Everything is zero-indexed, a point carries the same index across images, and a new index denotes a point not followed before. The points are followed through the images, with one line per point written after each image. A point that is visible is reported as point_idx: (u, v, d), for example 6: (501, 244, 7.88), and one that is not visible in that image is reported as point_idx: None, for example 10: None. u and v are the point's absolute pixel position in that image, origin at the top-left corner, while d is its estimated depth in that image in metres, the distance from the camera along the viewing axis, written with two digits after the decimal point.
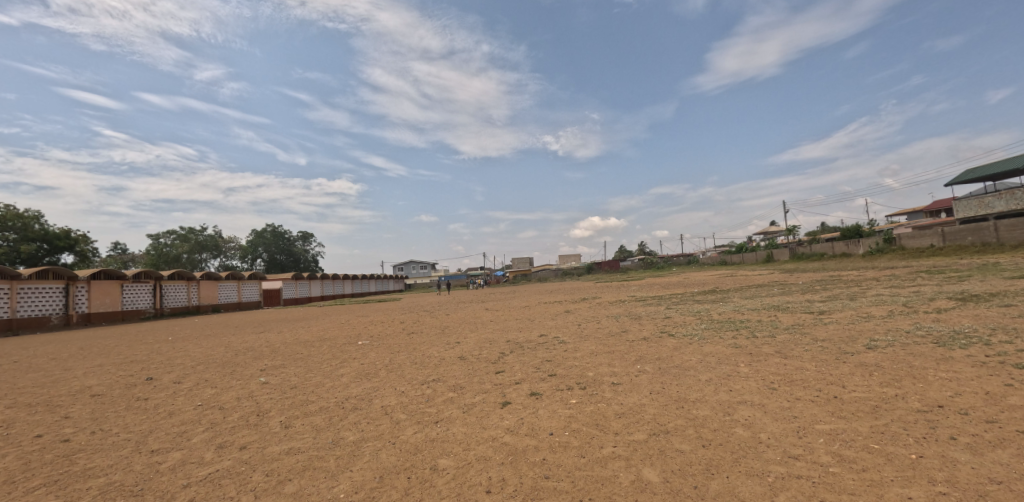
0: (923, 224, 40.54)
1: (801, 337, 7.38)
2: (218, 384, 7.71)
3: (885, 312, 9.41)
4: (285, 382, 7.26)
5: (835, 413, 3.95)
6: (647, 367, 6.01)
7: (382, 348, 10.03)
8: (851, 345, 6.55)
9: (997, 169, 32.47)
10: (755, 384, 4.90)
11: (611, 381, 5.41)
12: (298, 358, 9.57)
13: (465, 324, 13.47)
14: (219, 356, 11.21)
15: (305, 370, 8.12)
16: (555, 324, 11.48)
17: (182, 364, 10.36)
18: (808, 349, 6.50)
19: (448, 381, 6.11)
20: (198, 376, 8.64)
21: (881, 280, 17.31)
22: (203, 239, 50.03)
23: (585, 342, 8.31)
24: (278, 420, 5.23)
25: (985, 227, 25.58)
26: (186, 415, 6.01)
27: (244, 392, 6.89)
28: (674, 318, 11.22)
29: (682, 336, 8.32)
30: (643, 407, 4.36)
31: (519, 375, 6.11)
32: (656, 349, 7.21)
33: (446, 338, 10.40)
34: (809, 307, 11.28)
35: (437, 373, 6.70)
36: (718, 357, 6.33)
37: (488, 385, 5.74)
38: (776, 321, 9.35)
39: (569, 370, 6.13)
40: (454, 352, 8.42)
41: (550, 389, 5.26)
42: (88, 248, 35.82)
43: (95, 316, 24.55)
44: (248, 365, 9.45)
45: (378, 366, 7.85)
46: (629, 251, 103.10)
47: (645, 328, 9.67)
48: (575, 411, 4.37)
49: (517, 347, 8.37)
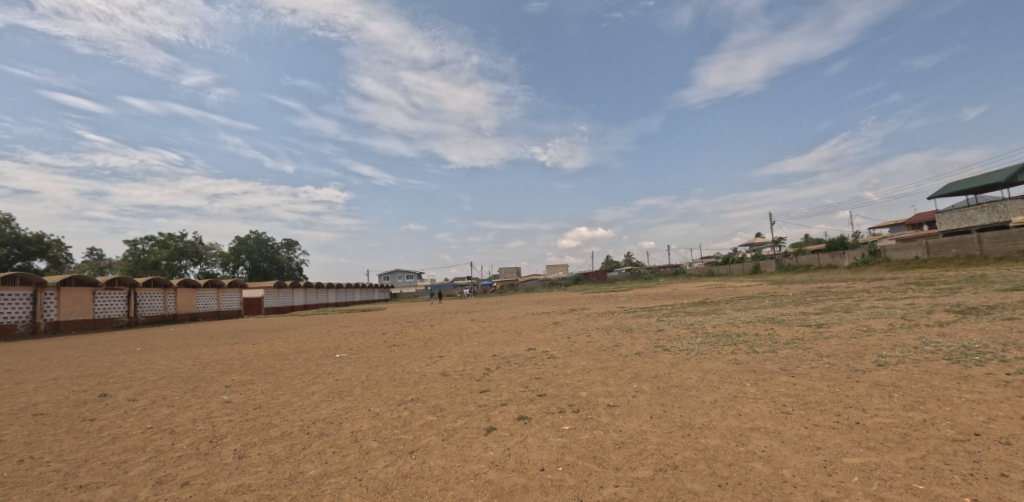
0: (907, 236, 41.19)
1: (804, 353, 6.99)
2: (176, 403, 7.01)
3: (885, 325, 9.10)
4: (249, 401, 6.62)
5: (862, 444, 3.52)
6: (645, 386, 5.52)
7: (360, 362, 9.39)
8: (859, 361, 6.16)
9: (977, 183, 33.17)
10: (766, 408, 4.44)
11: (606, 402, 4.92)
12: (269, 373, 8.91)
13: (449, 336, 12.90)
14: (185, 370, 10.43)
15: (274, 388, 7.45)
16: (544, 337, 10.98)
17: (143, 379, 9.56)
18: (814, 365, 6.11)
19: (427, 402, 5.54)
20: (156, 393, 7.89)
21: (872, 292, 17.20)
22: (183, 246, 48.56)
23: (576, 357, 7.81)
24: (232, 448, 4.60)
25: (969, 240, 25.88)
26: (130, 441, 5.32)
27: (202, 413, 6.23)
28: (668, 331, 10.76)
29: (679, 351, 7.86)
30: (644, 436, 3.86)
31: (505, 395, 5.58)
32: (652, 366, 6.73)
33: (428, 352, 9.79)
34: (806, 319, 10.97)
35: (417, 392, 6.13)
36: (721, 375, 5.89)
37: (471, 406, 5.20)
38: (775, 335, 8.97)
39: (561, 390, 5.62)
40: (436, 367, 7.84)
41: (540, 413, 4.73)
42: (61, 254, 34.40)
43: (64, 324, 23.32)
44: (214, 379, 8.74)
45: (353, 383, 7.24)
46: (616, 262, 103.42)
47: (638, 342, 9.18)
48: (569, 440, 3.85)
49: (504, 362, 7.81)
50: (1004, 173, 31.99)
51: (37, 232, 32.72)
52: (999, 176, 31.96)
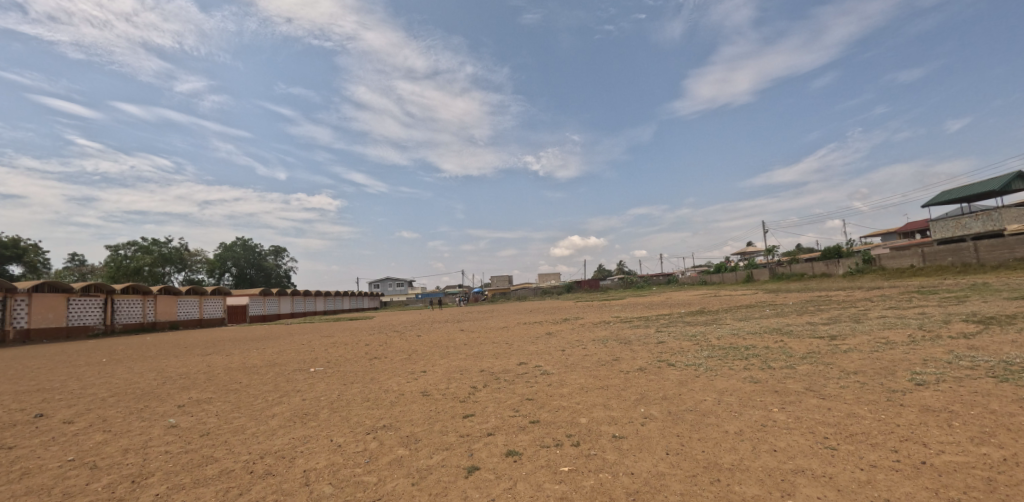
0: (901, 244, 41.08)
1: (828, 369, 6.28)
2: (114, 426, 6.05)
3: (905, 338, 8.41)
4: (197, 426, 5.70)
5: (939, 494, 2.81)
6: (653, 411, 4.77)
7: (334, 377, 8.52)
8: (893, 380, 5.48)
9: (970, 191, 33.15)
10: (805, 441, 3.69)
11: (610, 433, 4.14)
12: (232, 390, 7.98)
13: (435, 348, 12.03)
14: (142, 384, 9.41)
15: (230, 409, 6.54)
16: (536, 350, 10.15)
17: (90, 396, 8.52)
18: (843, 385, 5.40)
19: (400, 430, 4.72)
20: (97, 413, 6.91)
21: (874, 300, 16.68)
22: (167, 252, 47.15)
23: (572, 373, 7.02)
24: (152, 493, 3.73)
25: (965, 248, 25.61)
26: (39, 478, 4.40)
27: (138, 441, 5.29)
28: (669, 344, 9.95)
29: (686, 367, 7.08)
30: (664, 481, 3.10)
31: (492, 422, 4.76)
32: (658, 385, 5.98)
33: (411, 367, 8.93)
34: (816, 330, 10.27)
35: (391, 417, 5.31)
36: (739, 397, 5.15)
37: (450, 437, 4.37)
38: (787, 348, 8.26)
39: (557, 415, 4.82)
40: (416, 385, 7.00)
41: (531, 447, 3.93)
42: (39, 258, 32.98)
43: (35, 332, 22.04)
44: (168, 397, 7.77)
45: (322, 404, 6.39)
46: (608, 271, 103.01)
47: (639, 357, 8.37)
48: (570, 488, 3.06)
49: (492, 379, 7.01)
50: (996, 182, 31.97)
51: (13, 236, 31.38)
52: (993, 185, 31.97)
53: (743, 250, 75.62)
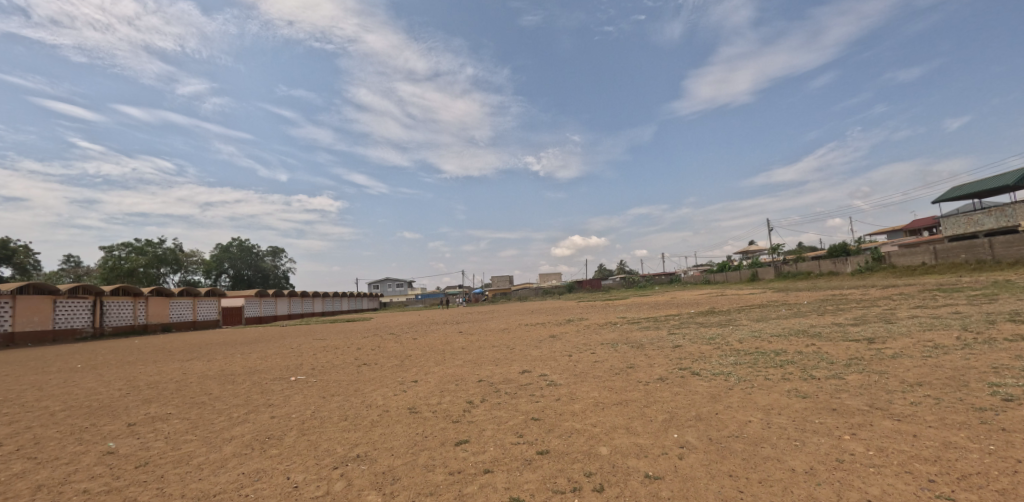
0: (911, 242, 40.18)
1: (885, 380, 5.36)
2: (45, 452, 5.11)
3: (955, 340, 7.43)
4: (138, 453, 4.77)
5: None
6: (690, 437, 3.85)
7: (314, 389, 7.57)
8: (972, 395, 4.55)
9: (983, 186, 32.19)
10: (904, 488, 2.78)
11: (642, 472, 3.21)
12: (198, 405, 7.03)
13: (431, 353, 11.06)
14: (101, 397, 8.43)
15: (185, 429, 5.61)
16: (540, 356, 9.20)
17: (38, 410, 7.55)
18: (914, 402, 4.48)
19: (376, 465, 3.79)
20: (34, 434, 5.96)
21: (895, 300, 15.74)
22: (161, 253, 46.11)
23: (584, 385, 6.09)
24: None
25: (979, 245, 24.69)
26: None
27: (60, 474, 4.35)
28: (687, 348, 8.97)
29: (714, 377, 6.15)
30: None
31: (490, 452, 3.83)
32: (686, 400, 5.06)
33: (401, 376, 7.98)
34: (848, 333, 9.29)
35: (369, 443, 4.39)
36: (792, 417, 4.23)
37: (438, 475, 3.44)
38: (824, 353, 7.29)
39: (571, 443, 3.88)
40: (402, 400, 6.05)
41: (541, 492, 3.02)
42: (30, 260, 31.99)
43: (19, 336, 21.13)
44: (122, 414, 6.80)
45: (292, 423, 5.48)
46: (610, 272, 101.77)
47: (657, 364, 7.42)
48: None
49: (491, 392, 6.07)
50: (1009, 177, 30.98)
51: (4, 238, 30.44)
52: (1006, 180, 30.97)
53: (746, 250, 74.73)
